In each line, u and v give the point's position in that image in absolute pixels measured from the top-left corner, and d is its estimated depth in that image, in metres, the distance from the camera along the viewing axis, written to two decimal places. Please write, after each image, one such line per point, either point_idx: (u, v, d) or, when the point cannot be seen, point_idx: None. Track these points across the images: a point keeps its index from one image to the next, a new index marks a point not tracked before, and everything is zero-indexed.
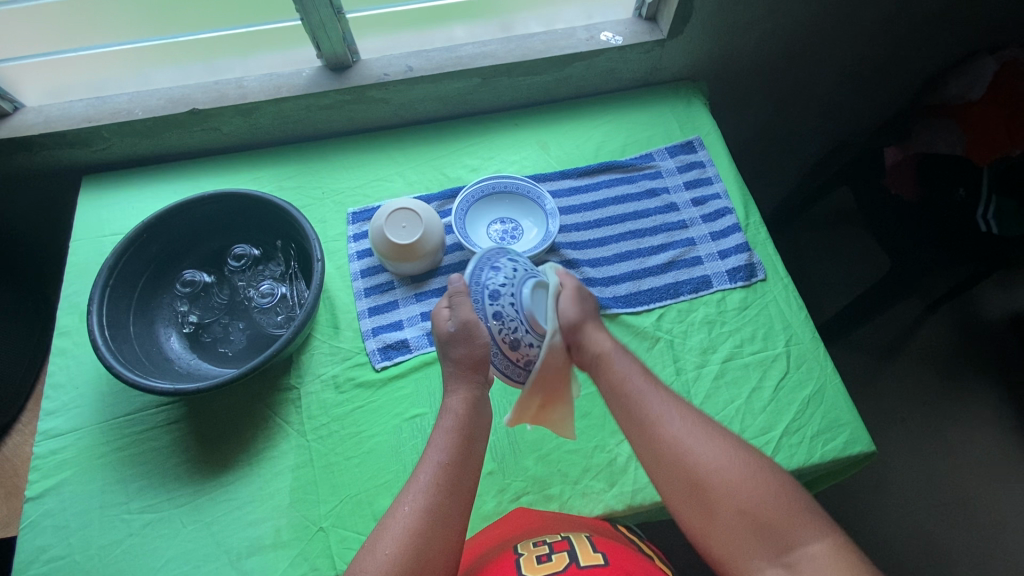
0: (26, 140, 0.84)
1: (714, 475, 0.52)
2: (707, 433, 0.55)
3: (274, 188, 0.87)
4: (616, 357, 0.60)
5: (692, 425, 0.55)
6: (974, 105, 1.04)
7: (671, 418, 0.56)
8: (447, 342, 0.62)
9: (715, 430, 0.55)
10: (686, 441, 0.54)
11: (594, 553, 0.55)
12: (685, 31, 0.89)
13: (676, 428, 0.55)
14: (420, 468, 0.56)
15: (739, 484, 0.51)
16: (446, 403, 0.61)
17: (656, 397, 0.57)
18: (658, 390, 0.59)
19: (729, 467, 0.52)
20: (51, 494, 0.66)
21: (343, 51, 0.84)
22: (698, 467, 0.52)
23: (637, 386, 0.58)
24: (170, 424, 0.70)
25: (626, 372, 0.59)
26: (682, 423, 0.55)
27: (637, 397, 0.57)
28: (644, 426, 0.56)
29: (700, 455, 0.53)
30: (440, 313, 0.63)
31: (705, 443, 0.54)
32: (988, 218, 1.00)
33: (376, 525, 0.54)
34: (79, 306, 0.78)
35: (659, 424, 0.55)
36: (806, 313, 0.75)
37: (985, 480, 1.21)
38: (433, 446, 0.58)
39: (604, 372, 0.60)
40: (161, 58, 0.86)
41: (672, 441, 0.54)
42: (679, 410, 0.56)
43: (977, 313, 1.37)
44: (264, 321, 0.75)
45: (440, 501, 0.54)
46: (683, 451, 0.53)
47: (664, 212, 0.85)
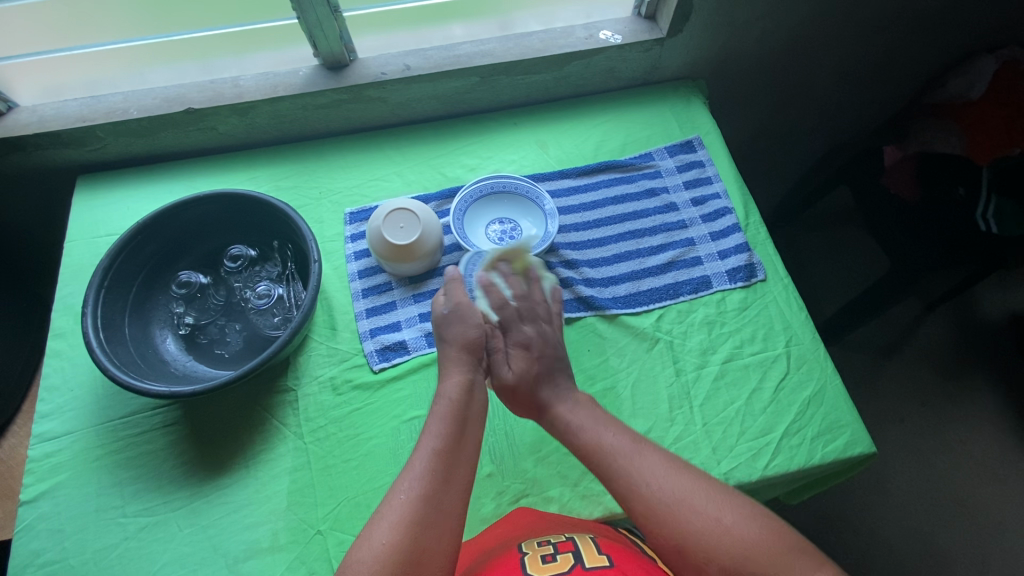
0: (19, 140, 0.83)
1: (697, 536, 0.49)
2: (681, 487, 0.52)
3: (271, 188, 0.87)
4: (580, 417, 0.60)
5: (666, 480, 0.53)
6: (973, 104, 1.06)
7: (645, 476, 0.53)
8: (441, 324, 0.65)
9: (690, 481, 0.53)
10: (663, 500, 0.51)
11: (599, 555, 0.55)
12: (685, 30, 0.88)
13: (652, 486, 0.52)
14: (415, 456, 0.56)
15: (722, 540, 0.48)
16: (440, 389, 0.61)
17: (631, 454, 0.56)
18: (631, 444, 0.56)
19: (708, 523, 0.49)
20: (46, 497, 0.65)
21: (340, 50, 0.83)
22: (679, 529, 0.50)
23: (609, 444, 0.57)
24: (165, 426, 0.69)
25: (593, 434, 0.58)
26: (656, 480, 0.53)
27: (608, 459, 0.55)
28: (621, 489, 0.54)
29: (676, 514, 0.50)
30: (436, 300, 0.67)
31: (679, 501, 0.51)
32: (988, 219, 0.99)
33: (371, 516, 0.53)
34: (74, 307, 0.77)
35: (633, 486, 0.53)
36: (807, 313, 0.75)
37: (984, 480, 1.21)
38: (428, 433, 0.57)
39: (571, 432, 0.59)
40: (157, 57, 0.85)
41: (649, 503, 0.52)
42: (652, 464, 0.54)
43: (976, 313, 1.37)
44: (261, 322, 0.74)
45: (437, 486, 0.53)
46: (659, 510, 0.51)
47: (664, 212, 0.84)
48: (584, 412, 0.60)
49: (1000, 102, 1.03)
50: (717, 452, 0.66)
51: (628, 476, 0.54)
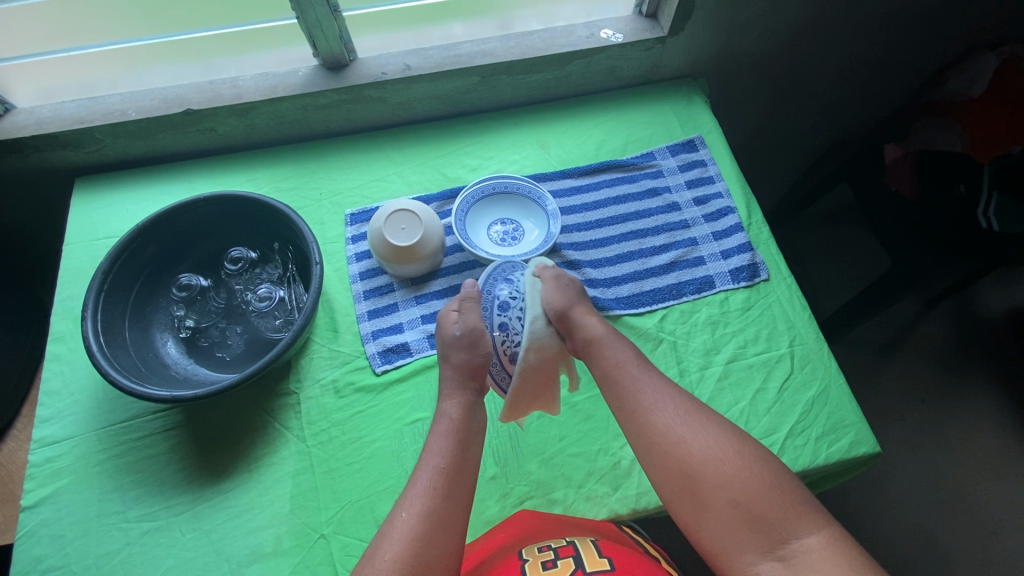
0: (16, 142, 0.82)
1: (709, 465, 0.51)
2: (697, 420, 0.55)
3: (271, 190, 0.86)
4: (609, 340, 0.62)
5: (684, 412, 0.56)
6: (974, 101, 1.05)
7: (663, 406, 0.56)
8: (449, 345, 0.64)
9: (705, 417, 0.56)
10: (679, 428, 0.54)
11: (600, 559, 0.54)
12: (686, 28, 0.88)
13: (671, 415, 0.55)
14: (416, 474, 0.56)
15: (733, 471, 0.51)
16: (441, 408, 0.62)
17: (650, 384, 0.58)
18: (651, 376, 0.60)
19: (722, 454, 0.52)
20: (47, 503, 0.65)
21: (340, 49, 0.83)
22: (691, 457, 0.52)
23: (631, 372, 0.60)
24: (167, 430, 0.69)
25: (618, 359, 0.61)
26: (675, 409, 0.56)
27: (630, 384, 0.59)
28: (638, 413, 0.57)
29: (690, 444, 0.53)
30: (448, 316, 0.66)
31: (696, 431, 0.54)
32: (990, 217, 0.99)
33: (377, 535, 0.54)
34: (73, 310, 0.77)
35: (653, 412, 0.56)
36: (810, 312, 0.75)
37: (984, 477, 1.22)
38: (430, 452, 0.58)
39: (598, 355, 0.62)
40: (155, 57, 0.85)
41: (666, 429, 0.54)
42: (673, 394, 0.58)
43: (977, 310, 1.37)
44: (263, 325, 0.74)
45: (438, 503, 0.54)
46: (676, 439, 0.54)
47: (666, 212, 0.84)
48: (611, 340, 0.63)
49: (1001, 99, 1.02)
50: None
51: (649, 403, 0.57)
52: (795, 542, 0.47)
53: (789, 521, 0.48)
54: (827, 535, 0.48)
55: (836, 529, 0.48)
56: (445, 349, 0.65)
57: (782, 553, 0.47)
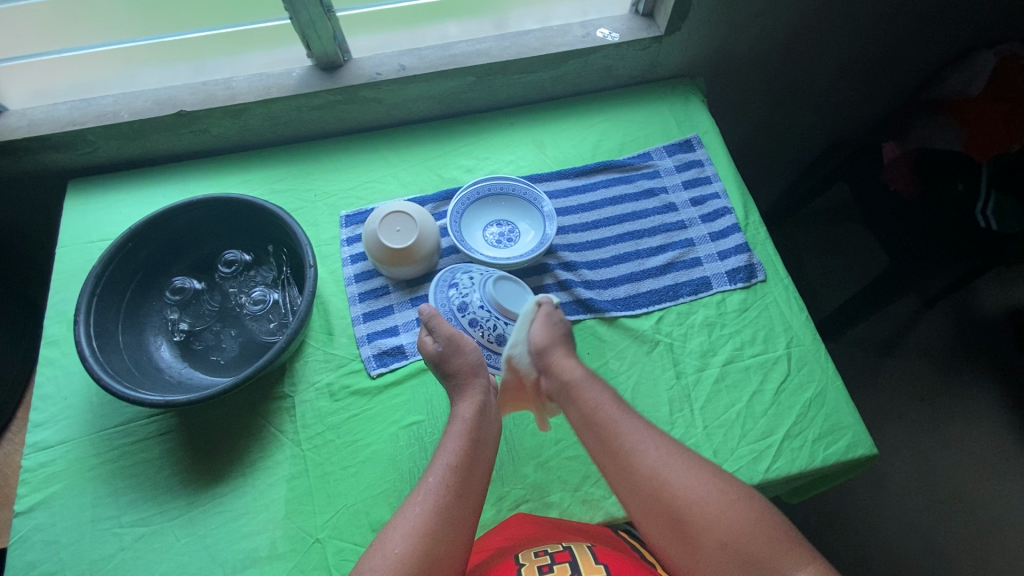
0: (8, 145, 0.82)
1: (696, 508, 0.52)
2: (682, 463, 0.55)
3: (265, 191, 0.86)
4: (585, 382, 0.62)
5: (668, 454, 0.56)
6: (972, 100, 1.05)
7: (647, 448, 0.56)
8: (439, 361, 0.65)
9: (690, 458, 0.56)
10: (664, 472, 0.54)
11: (596, 565, 0.54)
12: (683, 28, 0.87)
13: (655, 457, 0.55)
14: (430, 471, 0.57)
15: (721, 514, 0.51)
16: (455, 410, 0.62)
17: (630, 425, 0.58)
18: (633, 418, 0.59)
19: (709, 497, 0.52)
20: (41, 508, 0.65)
21: (334, 50, 0.82)
22: (679, 500, 0.52)
23: (610, 414, 0.59)
24: (161, 435, 0.69)
25: (596, 402, 0.60)
26: (657, 450, 0.56)
27: (609, 426, 0.58)
28: (622, 457, 0.56)
29: (677, 487, 0.53)
30: (423, 340, 0.67)
31: (681, 473, 0.54)
32: (988, 214, 0.99)
33: (384, 528, 0.54)
34: (66, 313, 0.76)
35: (637, 455, 0.56)
36: (807, 313, 0.74)
37: (982, 476, 1.22)
38: (444, 450, 0.58)
39: (576, 397, 0.61)
40: (148, 58, 0.84)
41: (652, 474, 0.54)
42: (653, 435, 0.57)
43: (975, 309, 1.37)
44: (257, 328, 0.73)
45: (449, 501, 0.55)
46: (659, 482, 0.54)
47: (662, 213, 0.83)
48: (588, 383, 0.62)
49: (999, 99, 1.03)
50: (718, 455, 0.65)
51: (632, 446, 0.56)
52: None
53: (778, 559, 0.49)
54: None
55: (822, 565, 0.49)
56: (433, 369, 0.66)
57: None
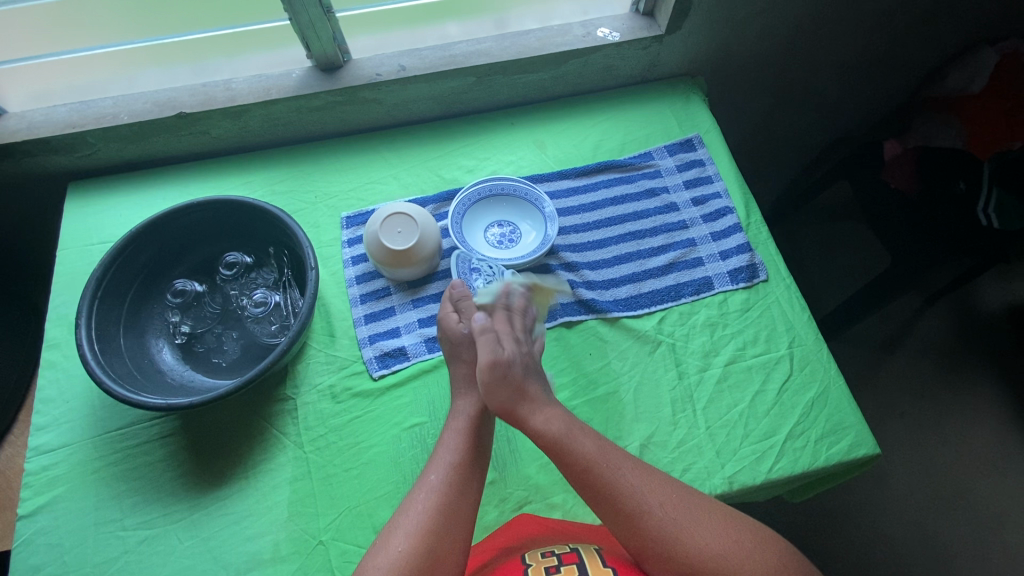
0: (8, 147, 0.81)
1: (713, 564, 0.51)
2: (689, 516, 0.53)
3: (266, 193, 0.86)
4: (570, 435, 0.56)
5: (674, 507, 0.53)
6: (973, 98, 1.05)
7: (653, 504, 0.53)
8: (459, 344, 0.66)
9: (694, 509, 0.54)
10: (674, 527, 0.52)
11: (603, 568, 0.55)
12: (684, 26, 0.87)
13: (662, 512, 0.53)
14: (432, 467, 0.57)
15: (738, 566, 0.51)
16: (456, 407, 0.63)
17: (630, 480, 0.54)
18: (633, 468, 0.56)
19: (723, 548, 0.51)
20: (44, 511, 0.65)
21: (334, 50, 0.82)
22: (692, 555, 0.51)
23: (606, 469, 0.55)
24: (164, 437, 0.69)
25: (591, 456, 0.55)
26: (662, 506, 0.53)
27: (606, 484, 0.54)
28: (627, 514, 0.53)
29: (690, 543, 0.51)
30: (448, 316, 0.67)
31: (690, 527, 0.52)
32: (989, 213, 0.98)
33: (388, 524, 0.55)
34: (68, 316, 0.76)
35: (643, 512, 0.53)
36: (809, 313, 0.74)
37: (984, 474, 1.22)
38: (446, 446, 0.59)
39: (563, 451, 0.55)
40: (149, 59, 0.84)
41: (660, 530, 0.52)
42: (656, 487, 0.54)
43: (977, 306, 1.37)
44: (258, 330, 0.73)
45: (451, 498, 0.55)
46: (672, 541, 0.52)
47: (664, 213, 0.83)
48: (579, 437, 0.56)
49: (1000, 94, 1.02)
50: (720, 455, 0.65)
51: (637, 504, 0.53)
52: None
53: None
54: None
55: None
56: (449, 345, 0.66)
57: None
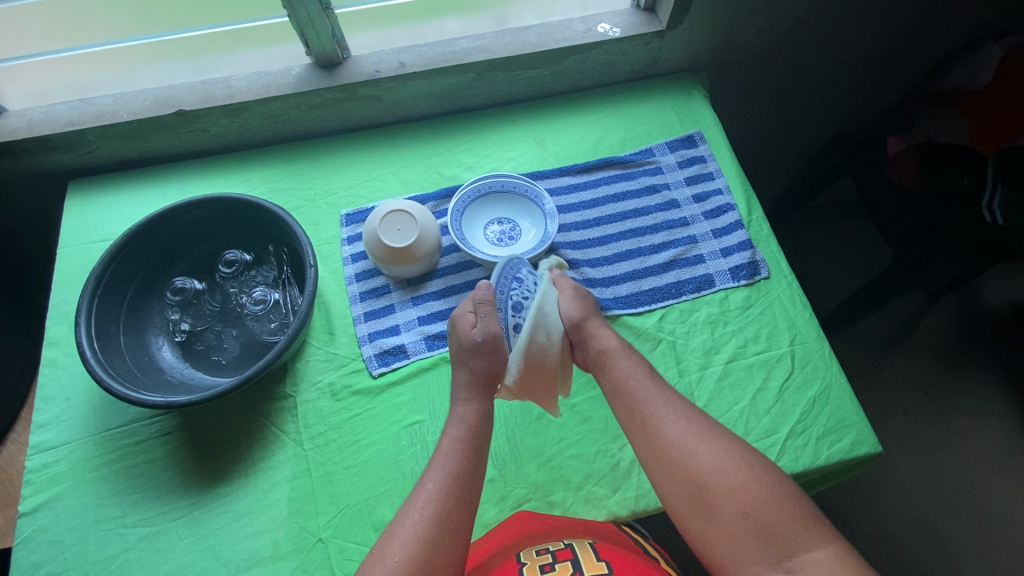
0: (8, 145, 0.81)
1: (718, 479, 0.52)
2: (703, 438, 0.55)
3: (265, 191, 0.85)
4: (616, 353, 0.63)
5: (692, 428, 0.56)
6: (978, 93, 1.03)
7: (673, 418, 0.57)
8: (469, 350, 0.64)
9: (712, 433, 0.56)
10: (688, 440, 0.55)
11: (598, 562, 0.54)
12: (685, 22, 0.86)
13: (680, 428, 0.56)
14: (428, 475, 0.57)
15: (744, 486, 0.51)
16: (455, 412, 0.62)
17: (660, 397, 0.59)
18: (662, 391, 0.60)
19: (731, 466, 0.53)
20: (45, 508, 0.65)
21: (333, 47, 0.82)
22: (700, 467, 0.53)
23: (640, 383, 0.60)
24: (164, 435, 0.69)
25: (629, 370, 0.62)
26: (684, 421, 0.57)
27: (638, 395, 0.59)
28: (646, 423, 0.57)
29: (700, 456, 0.54)
30: (466, 317, 0.66)
31: (707, 442, 0.55)
32: (993, 209, 0.96)
33: (383, 534, 0.54)
34: (68, 314, 0.76)
35: (663, 426, 0.57)
36: (811, 310, 0.74)
37: (987, 471, 1.21)
38: (443, 455, 0.58)
39: (609, 367, 0.63)
40: (148, 57, 0.84)
41: (676, 443, 0.55)
42: (681, 407, 0.58)
43: (981, 303, 1.36)
44: (258, 328, 0.73)
45: (450, 501, 0.55)
46: (684, 452, 0.54)
47: (665, 210, 0.83)
48: (620, 352, 0.63)
49: (1004, 90, 1.00)
50: None
51: (661, 413, 0.57)
52: (802, 556, 0.48)
53: (794, 531, 0.49)
54: (836, 549, 0.48)
55: (843, 544, 0.49)
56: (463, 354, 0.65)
57: (789, 565, 0.48)
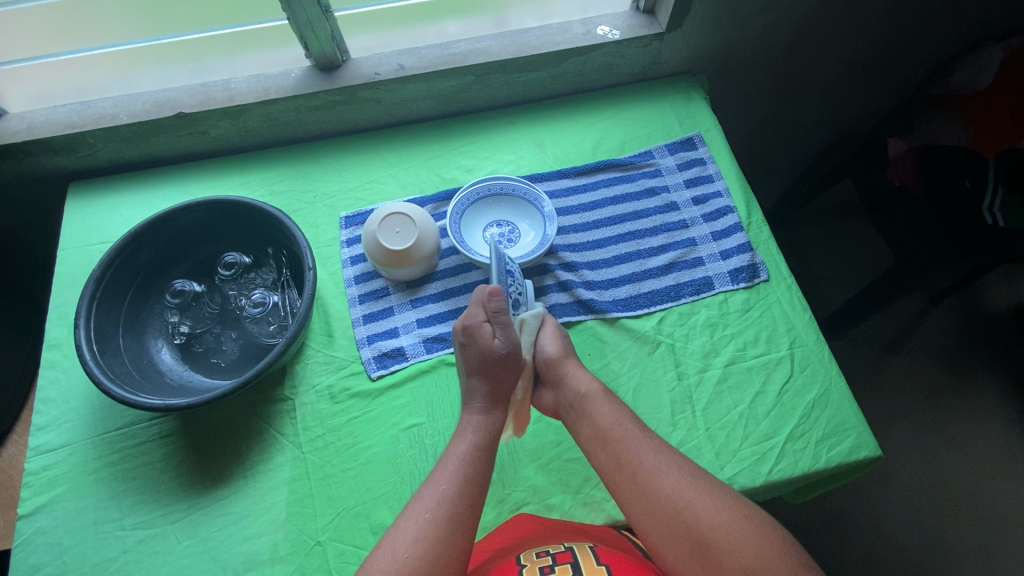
0: (9, 148, 0.82)
1: (717, 533, 0.51)
2: (699, 490, 0.54)
3: (265, 193, 0.86)
4: (598, 397, 0.62)
5: (685, 480, 0.55)
6: (978, 95, 1.04)
7: (663, 472, 0.55)
8: (495, 363, 0.63)
9: (705, 484, 0.55)
10: (681, 493, 0.54)
11: (597, 566, 0.54)
12: (685, 24, 0.86)
13: (674, 480, 0.55)
14: (443, 474, 0.56)
15: (746, 538, 0.50)
16: (471, 417, 0.62)
17: (647, 447, 0.58)
18: (648, 440, 0.59)
19: (727, 520, 0.51)
20: (44, 511, 0.65)
21: (332, 50, 0.82)
22: (696, 523, 0.52)
23: (626, 433, 0.59)
24: (163, 437, 0.69)
25: (613, 418, 0.60)
26: (673, 473, 0.55)
27: (625, 445, 0.58)
28: (637, 476, 0.56)
29: (696, 511, 0.52)
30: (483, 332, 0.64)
31: (700, 495, 0.53)
32: (994, 211, 0.96)
33: (391, 528, 0.54)
34: (68, 317, 0.76)
35: (655, 479, 0.55)
36: (811, 314, 0.73)
37: (989, 475, 1.21)
38: (457, 456, 0.58)
39: (591, 413, 0.61)
40: (148, 60, 0.84)
41: (670, 497, 0.54)
42: (668, 459, 0.57)
43: (982, 306, 1.35)
44: (257, 331, 0.73)
45: (458, 506, 0.55)
46: (679, 507, 0.53)
47: (664, 212, 0.83)
48: (602, 396, 0.62)
49: (1006, 92, 1.01)
50: (719, 457, 0.65)
51: (649, 466, 0.56)
52: None
53: None
54: None
55: None
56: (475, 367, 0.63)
57: None
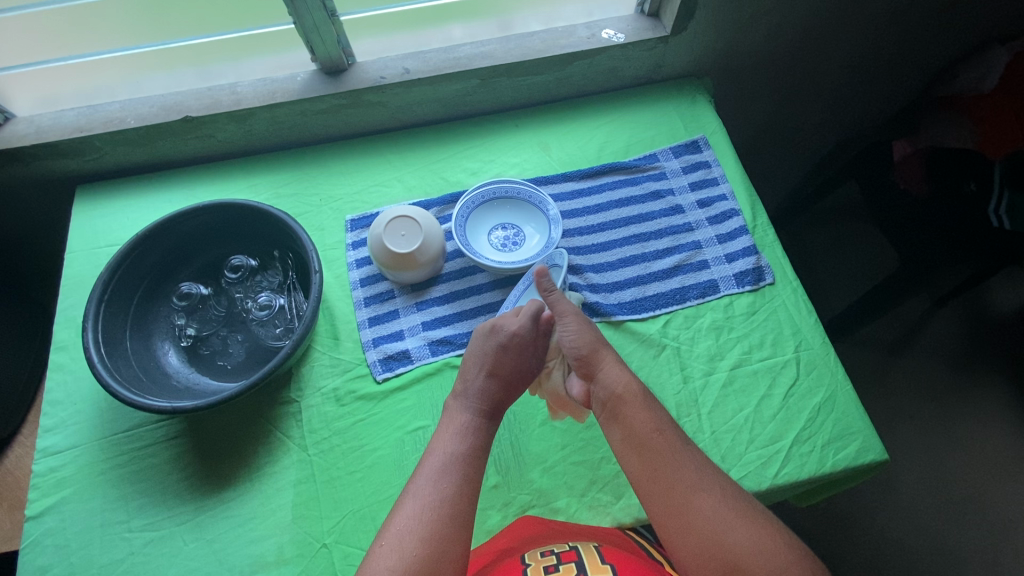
0: (17, 151, 0.82)
1: (754, 557, 0.49)
2: (738, 512, 0.51)
3: (271, 196, 0.86)
4: (638, 402, 0.59)
5: (725, 501, 0.52)
6: (984, 97, 1.03)
7: (702, 488, 0.53)
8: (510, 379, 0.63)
9: (743, 506, 0.52)
10: (721, 513, 0.51)
11: (602, 565, 0.54)
12: (689, 28, 0.86)
13: (714, 501, 0.52)
14: (440, 469, 0.56)
15: (784, 568, 0.48)
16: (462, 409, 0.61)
17: (688, 460, 0.55)
18: (689, 453, 0.56)
19: (766, 546, 0.49)
20: (52, 512, 0.65)
21: (338, 54, 0.82)
22: (733, 546, 0.49)
23: (666, 442, 0.56)
24: (169, 439, 0.69)
25: (653, 426, 0.57)
26: (712, 491, 0.53)
27: (664, 454, 0.55)
28: (675, 489, 0.53)
29: (734, 531, 0.50)
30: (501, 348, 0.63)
31: (740, 518, 0.51)
32: (1000, 215, 0.96)
33: (388, 524, 0.53)
34: (75, 319, 0.77)
35: (692, 493, 0.52)
36: (817, 317, 0.73)
37: (995, 479, 1.20)
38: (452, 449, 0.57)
39: (628, 419, 0.58)
40: (155, 64, 0.84)
41: (708, 514, 0.51)
42: (708, 475, 0.54)
43: (988, 309, 1.35)
44: (263, 333, 0.74)
45: (450, 496, 0.54)
46: (716, 526, 0.50)
47: (669, 215, 0.83)
48: (640, 401, 0.59)
49: (1008, 92, 1.01)
50: (725, 460, 0.65)
51: (690, 480, 0.53)
52: None
53: None
54: None
55: None
56: (491, 366, 0.62)
57: None
